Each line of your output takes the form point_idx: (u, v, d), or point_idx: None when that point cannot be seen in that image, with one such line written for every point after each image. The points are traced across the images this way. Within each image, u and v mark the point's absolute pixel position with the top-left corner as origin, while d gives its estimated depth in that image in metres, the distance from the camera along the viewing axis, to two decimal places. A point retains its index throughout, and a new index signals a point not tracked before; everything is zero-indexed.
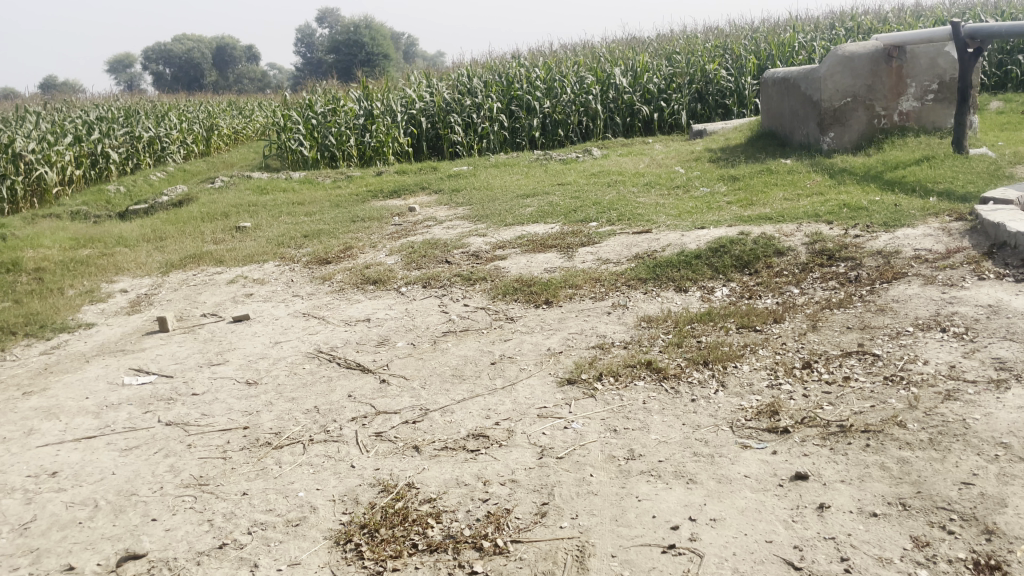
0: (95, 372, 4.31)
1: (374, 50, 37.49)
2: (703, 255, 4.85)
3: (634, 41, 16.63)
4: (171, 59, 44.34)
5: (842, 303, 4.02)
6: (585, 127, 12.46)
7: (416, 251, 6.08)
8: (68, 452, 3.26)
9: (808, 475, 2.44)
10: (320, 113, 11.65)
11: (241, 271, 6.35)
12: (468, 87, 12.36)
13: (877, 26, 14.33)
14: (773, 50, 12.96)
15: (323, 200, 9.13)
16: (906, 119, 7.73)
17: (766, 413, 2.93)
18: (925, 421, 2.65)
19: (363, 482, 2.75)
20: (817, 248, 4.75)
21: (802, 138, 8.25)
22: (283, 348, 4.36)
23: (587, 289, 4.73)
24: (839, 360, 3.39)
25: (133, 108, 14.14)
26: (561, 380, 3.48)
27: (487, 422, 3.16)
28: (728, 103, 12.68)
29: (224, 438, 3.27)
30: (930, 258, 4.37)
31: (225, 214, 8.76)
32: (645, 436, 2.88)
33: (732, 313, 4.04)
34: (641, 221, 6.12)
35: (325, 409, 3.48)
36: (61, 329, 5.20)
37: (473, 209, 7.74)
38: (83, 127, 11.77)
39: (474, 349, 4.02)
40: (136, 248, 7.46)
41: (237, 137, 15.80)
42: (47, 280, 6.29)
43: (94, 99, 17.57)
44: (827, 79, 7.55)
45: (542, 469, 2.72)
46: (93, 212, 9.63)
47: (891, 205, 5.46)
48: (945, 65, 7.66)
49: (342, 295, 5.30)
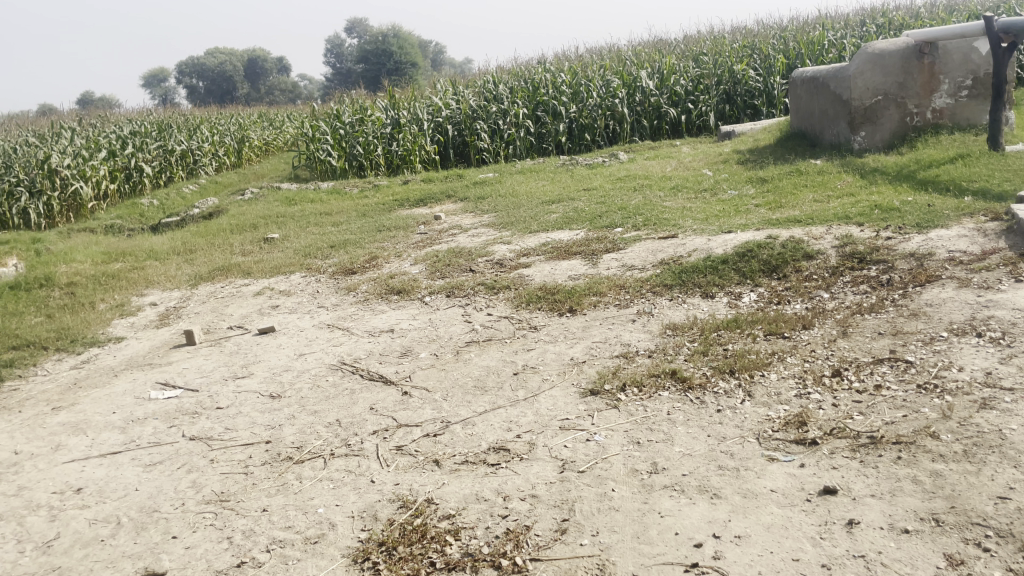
0: (123, 386, 4.34)
1: (401, 59, 37.76)
2: (730, 260, 4.77)
3: (660, 44, 16.53)
4: (203, 72, 45.01)
5: (873, 307, 3.92)
6: (612, 131, 12.40)
7: (441, 260, 6.07)
8: (93, 468, 3.28)
9: (837, 489, 2.37)
10: (348, 123, 11.73)
11: (268, 283, 6.39)
12: (494, 94, 12.36)
13: (909, 22, 14.08)
14: (802, 48, 12.79)
15: (350, 210, 9.17)
16: (939, 116, 7.55)
17: (794, 424, 2.85)
18: (960, 432, 2.56)
19: (382, 497, 2.73)
20: (847, 251, 4.65)
21: (833, 138, 8.12)
22: (307, 360, 4.36)
23: (612, 296, 4.67)
24: (871, 367, 3.29)
25: (166, 122, 14.35)
26: (584, 391, 3.43)
27: (509, 434, 3.12)
28: (756, 103, 12.53)
29: (246, 452, 3.27)
30: (964, 260, 4.25)
31: (254, 226, 8.83)
32: (669, 449, 2.82)
33: (759, 320, 3.96)
34: (667, 226, 6.05)
35: (347, 422, 3.46)
36: (91, 343, 5.26)
37: (499, 216, 7.72)
38: (117, 142, 11.95)
39: (497, 359, 3.99)
40: (166, 261, 7.54)
41: (268, 148, 15.96)
42: (79, 294, 6.38)
43: (128, 113, 17.89)
44: (857, 78, 7.44)
45: (564, 484, 2.67)
46: (127, 226, 9.77)
47: (924, 205, 5.33)
48: (979, 61, 7.45)
49: (367, 306, 5.30)
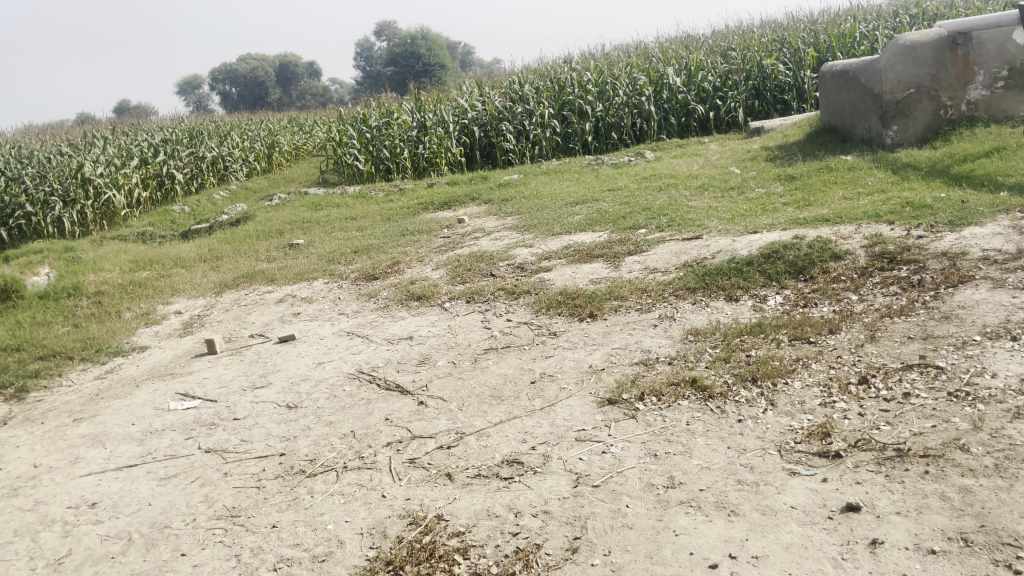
0: (144, 396, 4.35)
1: (430, 60, 37.91)
2: (755, 261, 4.66)
3: (689, 39, 16.35)
4: (237, 78, 45.52)
5: (904, 310, 3.79)
6: (639, 129, 12.27)
7: (462, 264, 6.02)
8: (109, 482, 3.28)
9: (860, 506, 2.26)
10: (374, 127, 11.72)
11: (291, 289, 6.39)
12: (520, 94, 12.29)
13: (945, 11, 13.74)
14: (833, 41, 12.55)
15: (375, 214, 9.17)
16: (974, 108, 7.29)
17: (817, 435, 2.75)
18: (992, 444, 2.44)
19: (392, 513, 2.68)
20: (877, 251, 4.50)
21: (864, 132, 7.93)
22: (325, 369, 4.33)
23: (634, 300, 4.59)
24: (899, 374, 3.17)
25: (197, 129, 14.49)
26: (602, 400, 3.35)
27: (523, 446, 3.05)
28: (787, 98, 12.31)
29: (260, 465, 3.24)
30: (999, 259, 4.10)
31: (280, 232, 8.86)
32: (686, 462, 2.73)
33: (785, 324, 3.84)
34: (691, 226, 5.93)
35: (361, 433, 3.42)
36: (115, 352, 5.29)
37: (522, 218, 7.66)
38: (149, 149, 12.07)
39: (514, 367, 3.92)
40: (192, 269, 7.58)
41: (298, 152, 16.04)
42: (106, 303, 6.44)
43: (161, 120, 18.15)
44: (888, 71, 7.30)
45: (577, 499, 2.59)
46: (158, 233, 9.86)
47: (957, 202, 5.15)
48: (1016, 50, 7.13)
49: (387, 312, 5.27)
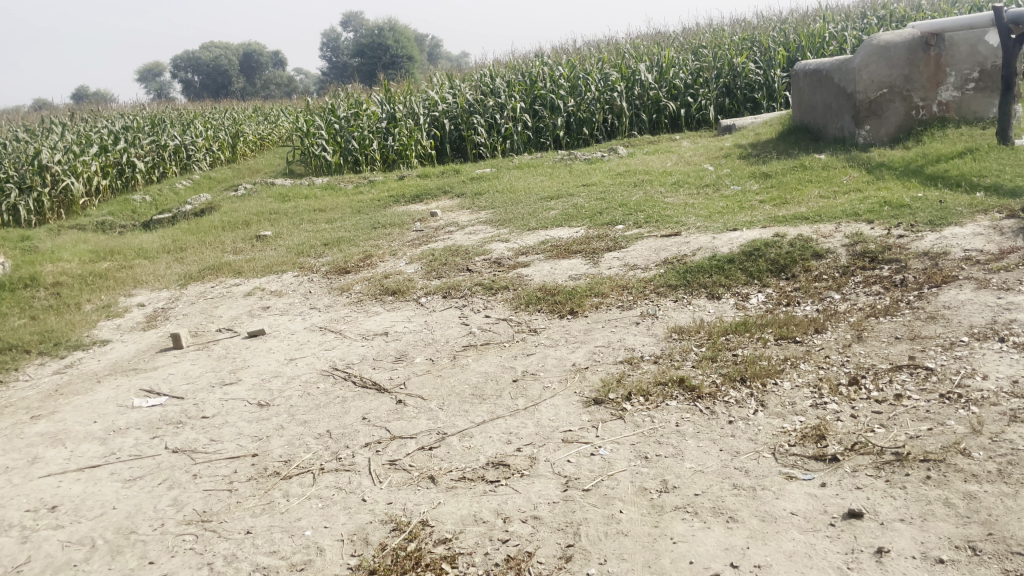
0: (107, 393, 4.16)
1: (398, 52, 37.56)
2: (737, 259, 4.60)
3: (659, 36, 16.33)
4: (199, 67, 44.66)
5: (889, 309, 3.76)
6: (610, 125, 12.21)
7: (437, 258, 5.90)
8: (69, 484, 3.11)
9: (862, 513, 2.21)
10: (342, 118, 11.51)
11: (259, 283, 6.21)
12: (491, 87, 12.16)
13: (912, 13, 13.87)
14: (802, 41, 12.59)
15: (344, 207, 8.98)
16: (945, 110, 7.36)
17: (812, 438, 2.68)
18: (993, 449, 2.41)
19: (374, 519, 2.56)
20: (858, 250, 4.47)
21: (837, 131, 7.94)
22: (297, 366, 4.19)
23: (614, 297, 4.50)
24: (890, 375, 3.12)
25: (160, 116, 14.10)
26: (588, 400, 3.26)
27: (509, 448, 2.95)
28: (757, 97, 12.34)
29: (231, 467, 3.09)
30: (981, 259, 4.08)
31: (246, 223, 8.64)
32: (679, 465, 2.65)
33: (770, 323, 3.78)
34: (669, 223, 5.87)
35: (338, 433, 3.28)
36: (75, 346, 5.07)
37: (497, 213, 7.54)
38: (109, 137, 11.72)
39: (495, 365, 3.81)
40: (155, 260, 7.34)
41: (263, 142, 15.69)
42: (65, 295, 6.19)
43: (122, 108, 17.68)
44: (862, 70, 7.27)
45: (568, 504, 2.50)
46: (118, 223, 9.56)
47: (935, 202, 5.16)
48: (986, 53, 7.25)
49: (360, 307, 5.13)
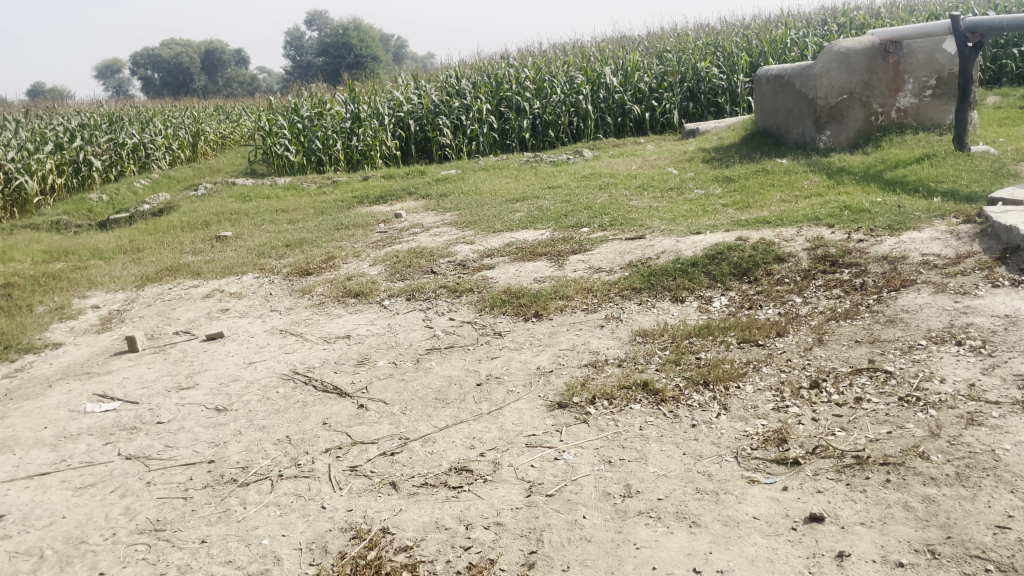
0: (59, 398, 4.04)
1: (363, 52, 37.40)
2: (700, 262, 4.62)
3: (624, 40, 16.41)
4: (160, 64, 43.95)
5: (849, 313, 3.79)
6: (576, 127, 12.22)
7: (401, 260, 5.84)
8: (17, 493, 3.01)
9: (823, 516, 2.22)
10: (306, 118, 11.40)
11: (218, 284, 6.09)
12: (457, 88, 12.12)
13: (870, 21, 14.08)
14: (765, 46, 12.72)
15: (307, 207, 8.87)
16: (903, 116, 7.48)
17: (774, 441, 2.69)
18: (950, 452, 2.44)
19: (333, 526, 2.51)
20: (818, 253, 4.52)
21: (798, 137, 8.02)
22: (257, 369, 4.11)
23: (579, 300, 4.49)
24: (849, 378, 3.15)
25: (117, 114, 13.80)
26: (552, 404, 3.24)
27: (472, 453, 2.92)
28: (720, 101, 12.43)
29: (186, 474, 3.02)
30: (939, 263, 4.14)
31: (206, 223, 8.49)
32: (642, 469, 2.64)
33: (733, 326, 3.80)
34: (634, 226, 5.88)
35: (297, 439, 3.22)
36: (26, 349, 4.93)
37: (461, 215, 7.49)
38: (65, 135, 11.46)
39: (459, 368, 3.78)
40: (111, 261, 7.18)
41: (225, 142, 15.42)
42: (16, 296, 6.02)
43: (79, 105, 17.29)
44: (822, 77, 7.34)
45: (531, 509, 2.47)
46: (74, 222, 9.33)
47: (894, 206, 5.24)
48: (944, 61, 7.40)
49: (323, 309, 5.06)
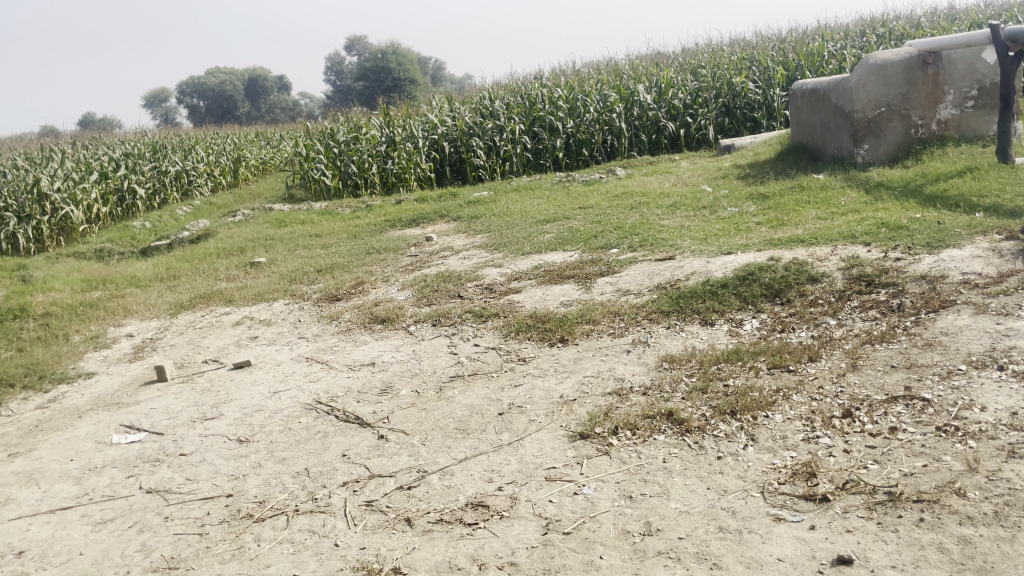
0: (87, 429, 4.07)
1: (401, 75, 37.92)
2: (730, 283, 4.50)
3: (659, 57, 16.33)
4: (205, 92, 45.04)
5: (885, 336, 3.65)
6: (609, 145, 12.15)
7: (429, 285, 5.82)
8: (38, 528, 3.01)
9: (852, 559, 2.11)
10: (341, 142, 11.50)
11: (250, 311, 6.13)
12: (491, 109, 12.12)
13: (911, 31, 13.81)
14: (801, 60, 12.53)
15: (341, 232, 8.92)
16: (944, 128, 7.28)
17: (802, 476, 2.58)
18: (989, 489, 2.31)
19: (345, 566, 2.46)
20: (854, 273, 4.37)
21: (835, 151, 7.83)
22: (281, 399, 4.09)
23: (605, 324, 4.40)
24: (884, 406, 3.01)
25: (161, 142, 14.07)
26: (573, 435, 3.15)
27: (490, 487, 2.85)
28: (757, 116, 12.26)
29: (204, 509, 3.00)
30: (980, 283, 3.97)
31: (241, 249, 8.58)
32: (664, 505, 2.55)
33: (763, 351, 3.68)
34: (664, 246, 5.78)
35: (316, 471, 3.19)
36: (60, 379, 4.99)
37: (491, 237, 7.46)
38: (110, 164, 11.70)
39: (481, 397, 3.71)
40: (148, 289, 7.28)
41: (265, 167, 15.61)
42: (54, 325, 6.12)
43: (125, 134, 17.72)
44: (859, 90, 7.17)
45: (547, 549, 2.40)
46: (116, 249, 9.50)
47: (933, 222, 5.07)
48: (985, 70, 7.18)
49: (349, 336, 5.04)
